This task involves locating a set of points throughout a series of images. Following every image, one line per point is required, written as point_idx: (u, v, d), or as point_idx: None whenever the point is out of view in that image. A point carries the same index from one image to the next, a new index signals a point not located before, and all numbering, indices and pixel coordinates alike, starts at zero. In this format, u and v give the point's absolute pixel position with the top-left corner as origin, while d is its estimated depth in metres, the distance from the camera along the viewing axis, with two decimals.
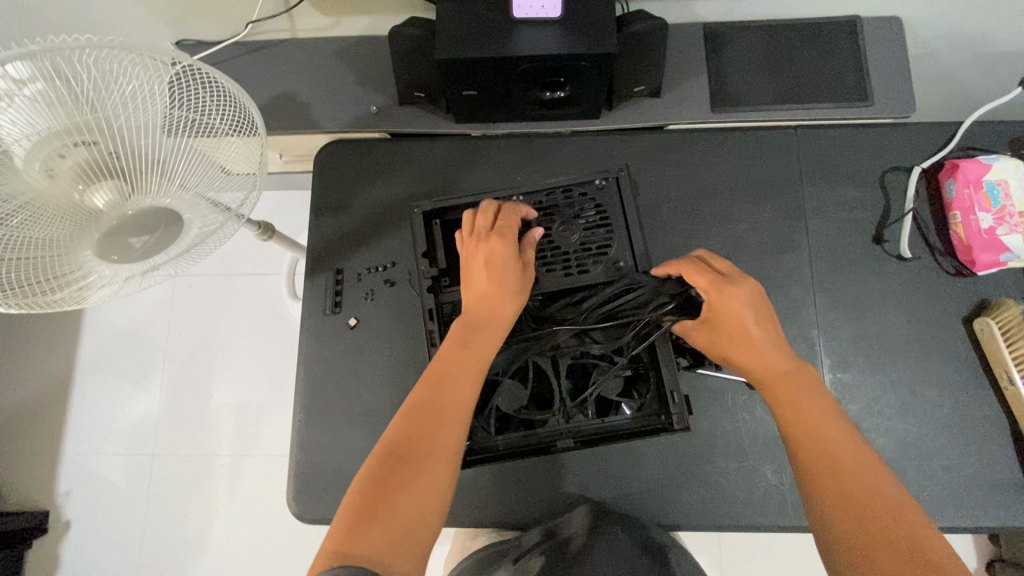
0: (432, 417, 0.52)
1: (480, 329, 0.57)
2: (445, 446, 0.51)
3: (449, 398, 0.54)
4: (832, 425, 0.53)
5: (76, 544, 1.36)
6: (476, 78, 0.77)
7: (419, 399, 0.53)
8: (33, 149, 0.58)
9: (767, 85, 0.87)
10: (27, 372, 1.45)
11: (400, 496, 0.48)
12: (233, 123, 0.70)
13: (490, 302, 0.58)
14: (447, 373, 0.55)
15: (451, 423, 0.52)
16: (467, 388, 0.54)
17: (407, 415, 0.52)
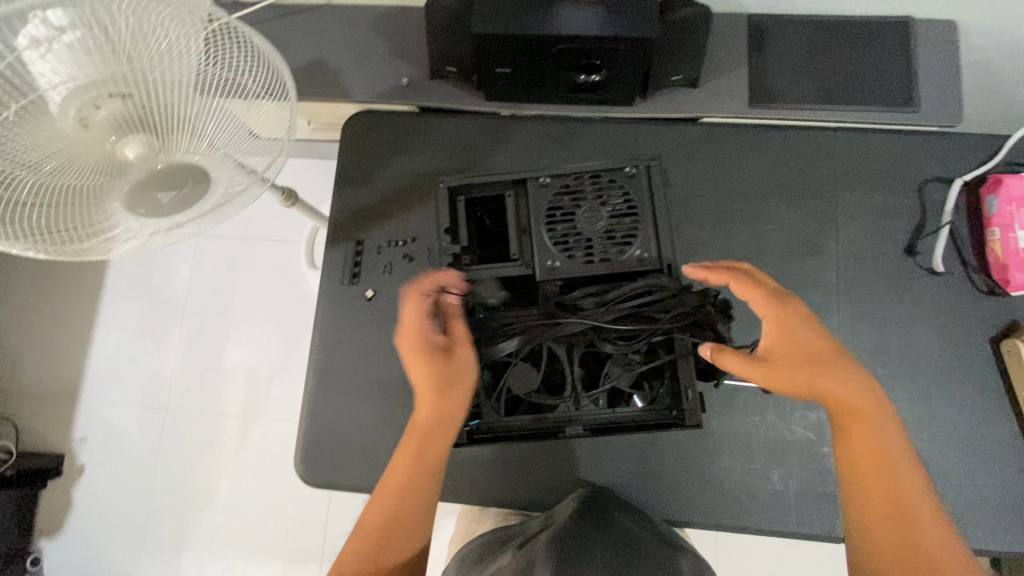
0: (385, 544, 0.53)
1: (430, 446, 0.56)
2: (400, 571, 0.53)
3: (403, 521, 0.54)
4: (905, 473, 0.55)
5: (88, 487, 1.41)
6: (511, 54, 0.76)
7: (370, 524, 0.54)
8: (68, 97, 0.57)
9: (810, 82, 0.86)
10: (51, 319, 1.48)
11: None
12: (264, 86, 0.71)
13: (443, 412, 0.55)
14: (399, 499, 0.55)
15: (406, 549, 0.54)
16: (421, 512, 0.55)
17: (359, 543, 0.53)
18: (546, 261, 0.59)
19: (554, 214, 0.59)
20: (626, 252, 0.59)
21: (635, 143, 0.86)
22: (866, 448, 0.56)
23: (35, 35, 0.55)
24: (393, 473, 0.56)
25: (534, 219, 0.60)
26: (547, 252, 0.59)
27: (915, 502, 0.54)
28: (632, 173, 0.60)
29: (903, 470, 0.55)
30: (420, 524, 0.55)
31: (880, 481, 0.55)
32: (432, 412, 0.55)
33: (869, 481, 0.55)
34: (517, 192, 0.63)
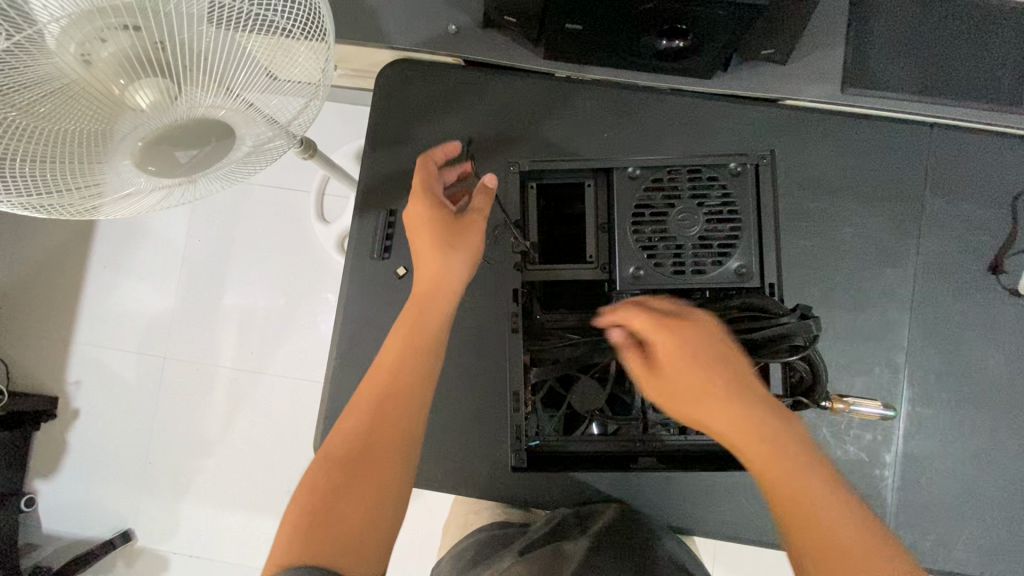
0: (373, 434, 0.50)
1: (430, 320, 0.58)
2: (391, 457, 0.49)
3: (393, 411, 0.52)
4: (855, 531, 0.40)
5: (82, 432, 1.36)
6: (585, 8, 0.65)
7: (357, 419, 0.51)
8: (68, 27, 0.47)
9: (914, 70, 0.75)
10: (41, 255, 1.39)
11: (345, 508, 0.46)
12: (305, 26, 0.60)
13: (439, 283, 0.60)
14: (390, 384, 0.53)
15: (399, 442, 0.50)
16: (413, 397, 0.53)
17: (344, 438, 0.50)
18: (627, 268, 0.52)
19: (644, 214, 0.52)
20: (720, 264, 0.52)
21: (707, 122, 0.78)
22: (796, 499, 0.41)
23: None
24: (382, 368, 0.55)
25: (620, 216, 0.53)
26: (631, 256, 0.52)
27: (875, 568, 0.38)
28: (737, 170, 0.53)
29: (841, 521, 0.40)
30: (415, 412, 0.53)
31: (823, 539, 0.39)
32: (442, 272, 0.60)
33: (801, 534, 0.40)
34: (598, 182, 0.56)
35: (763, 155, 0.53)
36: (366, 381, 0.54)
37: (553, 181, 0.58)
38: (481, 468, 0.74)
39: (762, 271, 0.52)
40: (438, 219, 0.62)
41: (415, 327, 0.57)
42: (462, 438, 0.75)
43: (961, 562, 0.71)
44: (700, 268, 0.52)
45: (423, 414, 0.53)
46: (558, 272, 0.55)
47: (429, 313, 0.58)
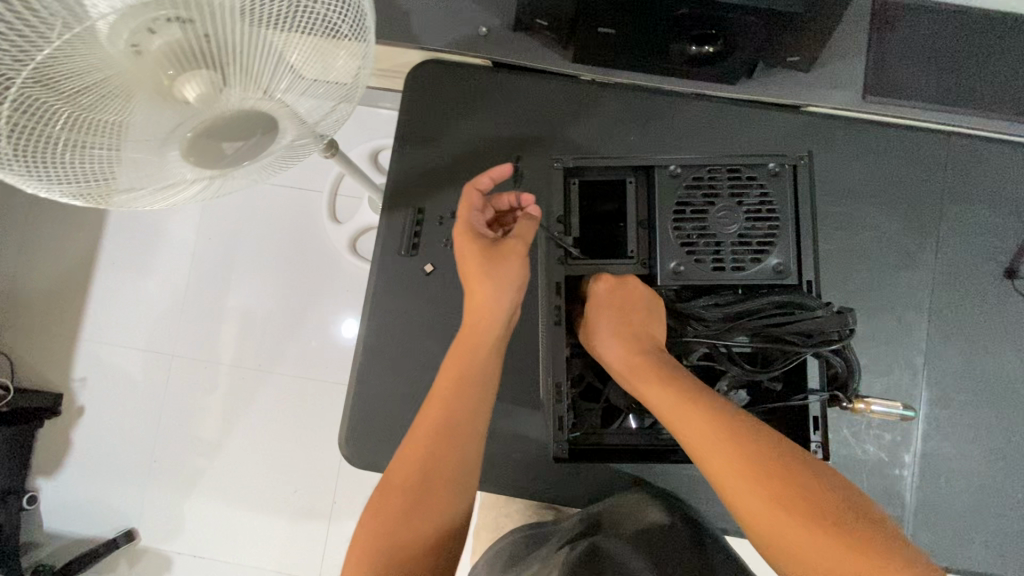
0: (433, 466, 0.55)
1: (480, 356, 0.62)
2: (451, 486, 0.55)
3: (450, 445, 0.57)
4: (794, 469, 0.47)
5: (89, 430, 1.35)
6: (619, 13, 0.66)
7: (417, 451, 0.56)
8: (118, 18, 0.47)
9: (933, 78, 0.77)
10: (51, 251, 1.38)
11: (415, 533, 0.52)
12: (348, 26, 0.61)
13: (487, 316, 0.63)
14: (445, 419, 0.58)
15: (456, 471, 0.56)
16: (466, 432, 0.58)
17: (406, 467, 0.55)
18: (668, 264, 0.53)
19: (685, 211, 0.53)
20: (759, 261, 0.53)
21: (730, 130, 0.80)
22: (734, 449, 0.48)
23: None
24: (436, 402, 0.59)
25: (661, 213, 0.54)
26: (672, 252, 0.53)
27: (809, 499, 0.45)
28: (776, 170, 0.54)
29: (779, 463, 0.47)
30: (467, 443, 0.58)
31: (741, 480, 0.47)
32: (488, 307, 0.62)
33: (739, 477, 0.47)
34: (637, 180, 0.57)
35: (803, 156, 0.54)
36: (422, 415, 0.58)
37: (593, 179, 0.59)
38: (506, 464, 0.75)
39: (800, 269, 0.53)
40: (478, 253, 0.63)
41: (463, 362, 0.61)
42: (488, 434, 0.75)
43: (979, 561, 0.72)
44: (740, 265, 0.53)
45: (475, 445, 0.58)
46: (598, 268, 0.56)
47: (478, 348, 0.62)
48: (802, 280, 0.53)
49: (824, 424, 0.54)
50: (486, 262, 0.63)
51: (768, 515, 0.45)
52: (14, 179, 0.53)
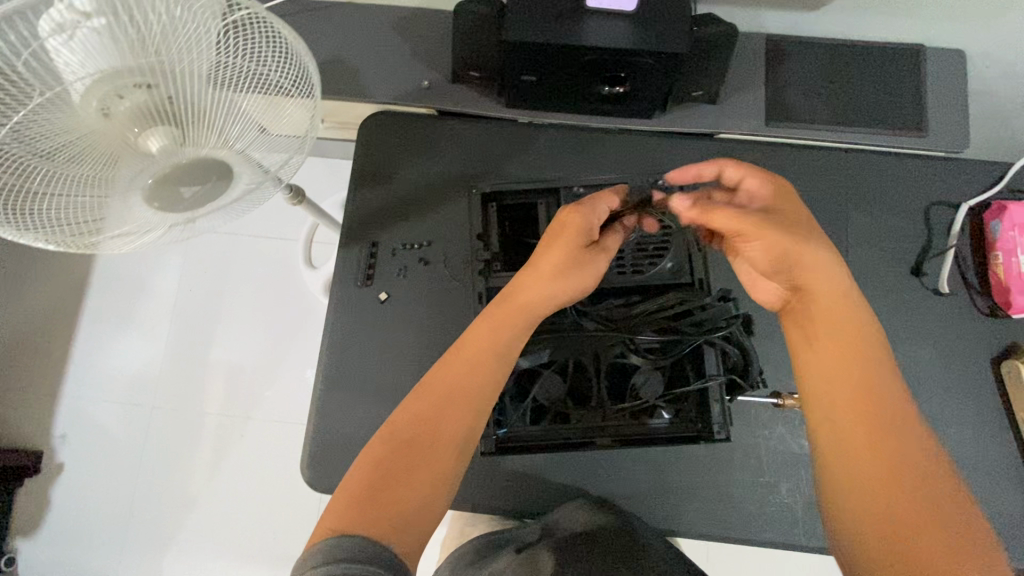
0: (427, 431, 0.54)
1: (508, 331, 0.57)
2: (443, 455, 0.53)
3: (451, 415, 0.54)
4: (901, 419, 0.48)
5: (68, 485, 1.35)
6: (536, 63, 0.76)
7: (420, 411, 0.54)
8: (91, 86, 0.56)
9: (823, 104, 0.87)
10: (37, 309, 1.43)
11: (397, 495, 0.51)
12: (293, 82, 0.69)
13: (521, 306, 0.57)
14: (451, 387, 0.55)
15: (452, 443, 0.54)
16: (470, 406, 0.55)
17: (407, 425, 0.54)
18: None
19: None
20: (657, 263, 0.64)
21: (655, 155, 0.87)
22: (847, 372, 0.49)
23: (61, 20, 0.53)
24: (448, 368, 0.56)
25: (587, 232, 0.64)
26: None
27: (909, 453, 0.46)
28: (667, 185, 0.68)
29: (891, 407, 0.48)
30: (472, 417, 0.55)
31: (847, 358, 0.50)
32: (529, 296, 0.57)
33: (843, 398, 0.49)
34: (548, 199, 0.71)
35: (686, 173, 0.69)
36: (433, 373, 0.57)
37: (510, 202, 0.73)
38: (460, 478, 0.78)
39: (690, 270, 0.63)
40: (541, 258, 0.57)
41: (488, 335, 0.57)
42: None
43: None
44: (640, 267, 0.63)
45: (479, 424, 0.55)
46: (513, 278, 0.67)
47: (509, 317, 0.57)
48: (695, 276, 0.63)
49: (728, 406, 0.61)
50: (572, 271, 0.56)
51: (840, 377, 0.49)
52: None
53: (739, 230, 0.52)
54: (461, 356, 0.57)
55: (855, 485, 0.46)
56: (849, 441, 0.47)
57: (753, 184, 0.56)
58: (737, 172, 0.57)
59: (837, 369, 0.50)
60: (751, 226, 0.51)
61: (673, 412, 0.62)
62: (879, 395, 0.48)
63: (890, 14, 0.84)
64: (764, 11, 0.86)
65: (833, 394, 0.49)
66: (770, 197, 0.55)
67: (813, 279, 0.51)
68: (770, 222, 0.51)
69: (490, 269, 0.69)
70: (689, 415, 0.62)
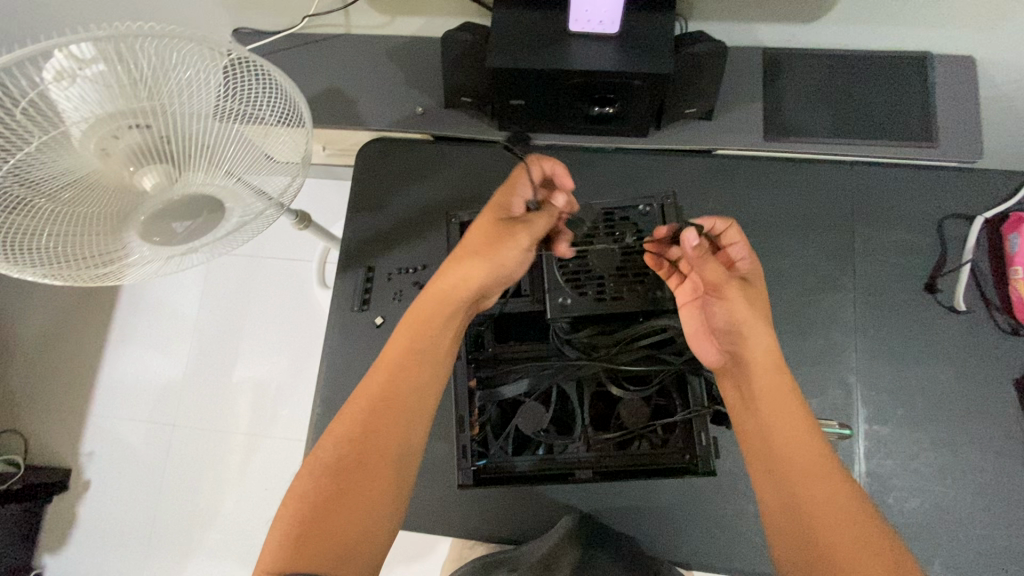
0: (356, 451, 0.54)
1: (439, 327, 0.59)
2: (381, 470, 0.54)
3: (381, 427, 0.55)
4: (821, 454, 0.52)
5: (91, 503, 1.40)
6: (522, 88, 0.76)
7: (347, 431, 0.55)
8: (89, 129, 0.58)
9: (825, 117, 0.84)
10: (64, 332, 1.49)
11: (335, 523, 0.52)
12: (281, 115, 0.71)
13: (443, 296, 0.60)
14: (383, 395, 0.56)
15: (385, 456, 0.55)
16: (397, 415, 0.56)
17: (335, 448, 0.54)
18: (557, 298, 0.64)
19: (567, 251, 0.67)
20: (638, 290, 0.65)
21: (647, 177, 0.87)
22: (773, 412, 0.54)
23: (62, 67, 0.54)
24: (375, 380, 0.57)
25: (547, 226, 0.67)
26: (559, 290, 0.64)
27: (829, 483, 0.50)
28: (646, 211, 0.69)
29: (811, 444, 0.53)
30: (405, 425, 0.56)
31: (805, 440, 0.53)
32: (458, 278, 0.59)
33: (770, 436, 0.54)
34: None
35: (666, 198, 0.69)
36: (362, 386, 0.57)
37: None
38: (454, 504, 0.77)
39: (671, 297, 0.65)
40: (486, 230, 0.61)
41: (417, 338, 0.58)
42: (436, 477, 0.77)
43: None
44: (620, 295, 0.64)
45: (412, 433, 0.57)
46: None
47: (439, 313, 0.60)
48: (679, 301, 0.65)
49: (713, 436, 0.63)
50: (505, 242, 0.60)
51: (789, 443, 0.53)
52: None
53: (721, 289, 0.58)
54: (388, 363, 0.58)
55: (790, 518, 0.51)
56: (779, 476, 0.52)
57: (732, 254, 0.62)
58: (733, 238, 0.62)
59: (767, 408, 0.55)
60: (732, 292, 0.57)
61: (655, 441, 0.63)
62: (801, 435, 0.53)
63: (893, 23, 0.80)
64: (759, 24, 0.83)
65: (764, 433, 0.54)
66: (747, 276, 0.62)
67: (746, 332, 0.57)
68: (745, 292, 0.58)
69: None
70: (673, 444, 0.63)
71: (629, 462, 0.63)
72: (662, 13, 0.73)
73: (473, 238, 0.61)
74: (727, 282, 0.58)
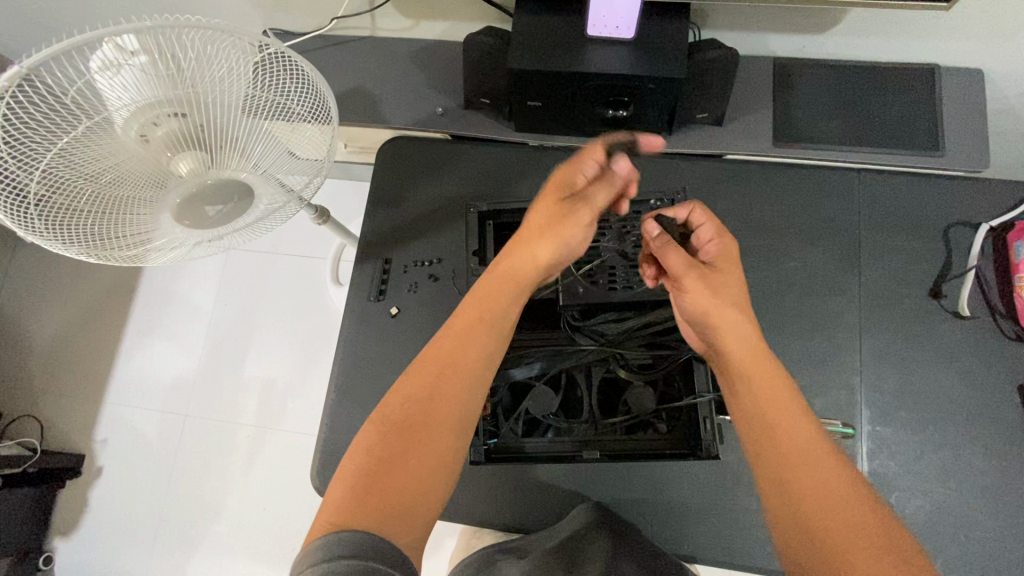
0: (424, 412, 0.53)
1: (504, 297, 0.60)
2: (442, 431, 0.53)
3: (446, 391, 0.55)
4: (815, 444, 0.52)
5: (104, 488, 1.42)
6: (540, 90, 0.80)
7: (412, 391, 0.54)
8: (130, 116, 0.62)
9: (834, 125, 0.86)
10: (85, 320, 1.53)
11: (398, 479, 0.50)
12: (310, 110, 0.74)
13: (512, 274, 0.61)
14: (450, 359, 0.56)
15: (449, 419, 0.54)
16: (463, 380, 0.55)
17: (401, 407, 0.54)
18: (571, 287, 0.66)
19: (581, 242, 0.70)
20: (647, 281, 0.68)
21: (658, 177, 0.89)
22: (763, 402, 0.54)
23: (108, 59, 0.58)
24: (441, 345, 0.57)
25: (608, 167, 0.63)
26: (573, 279, 0.67)
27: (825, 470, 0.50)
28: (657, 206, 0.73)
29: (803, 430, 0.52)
30: (469, 388, 0.56)
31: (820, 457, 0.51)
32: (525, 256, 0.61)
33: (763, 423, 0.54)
34: None
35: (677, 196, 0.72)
36: (429, 350, 0.57)
37: (506, 222, 0.80)
38: (462, 491, 0.78)
39: None
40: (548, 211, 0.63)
41: (484, 305, 0.59)
42: None
43: None
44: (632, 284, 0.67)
45: (474, 397, 0.56)
46: None
47: (506, 283, 0.60)
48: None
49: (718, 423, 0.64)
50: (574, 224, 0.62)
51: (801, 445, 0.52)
52: (33, 238, 0.62)
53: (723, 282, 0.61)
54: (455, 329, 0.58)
55: (789, 510, 0.49)
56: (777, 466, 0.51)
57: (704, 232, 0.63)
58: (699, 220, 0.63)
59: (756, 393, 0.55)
60: (690, 283, 0.59)
61: (661, 427, 0.66)
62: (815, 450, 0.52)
63: (901, 35, 0.83)
64: (770, 34, 0.86)
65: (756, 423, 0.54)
66: (717, 252, 0.61)
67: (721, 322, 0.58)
68: (705, 279, 0.58)
69: None
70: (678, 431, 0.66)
71: (635, 447, 0.66)
72: (676, 21, 0.76)
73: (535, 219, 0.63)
74: (685, 273, 0.59)
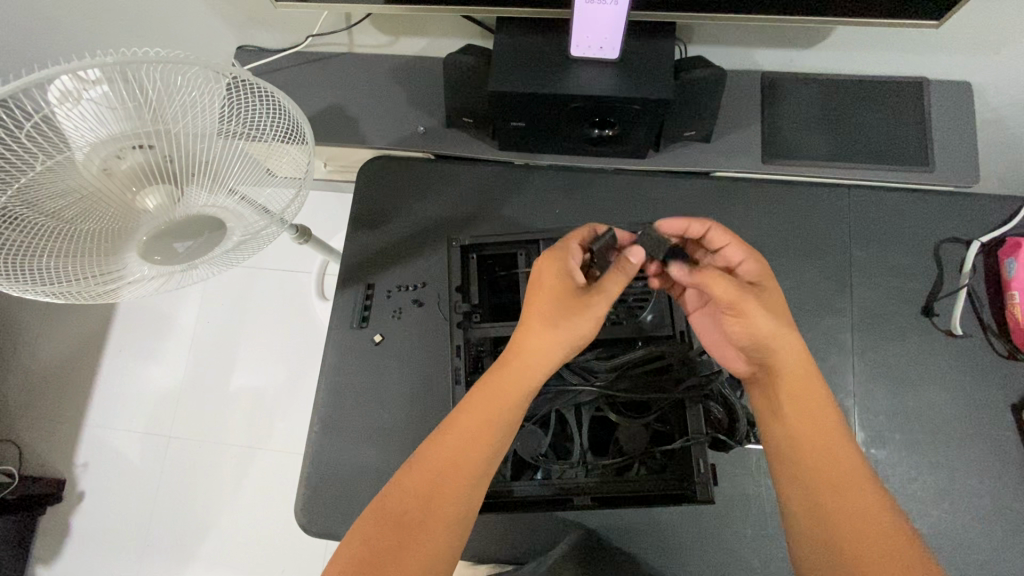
0: (421, 513, 0.52)
1: (509, 408, 0.55)
2: (439, 532, 0.52)
3: (445, 491, 0.53)
4: (848, 456, 0.54)
5: (85, 514, 1.38)
6: (524, 111, 0.77)
7: (413, 485, 0.53)
8: (92, 150, 0.58)
9: (824, 141, 0.84)
10: (62, 341, 1.48)
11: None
12: (284, 133, 0.70)
13: (523, 368, 0.56)
14: (453, 457, 0.54)
15: (448, 519, 0.52)
16: (467, 484, 0.53)
17: (400, 501, 0.52)
18: None
19: None
20: (636, 316, 0.69)
21: (646, 197, 0.87)
22: (796, 410, 0.57)
23: (66, 90, 0.54)
24: (446, 439, 0.55)
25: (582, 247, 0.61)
26: None
27: (862, 494, 0.53)
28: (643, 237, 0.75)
29: (848, 458, 0.54)
30: (470, 494, 0.53)
31: (848, 482, 0.53)
32: (534, 349, 0.56)
33: (798, 443, 0.56)
34: (527, 249, 0.77)
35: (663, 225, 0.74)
36: (434, 440, 0.55)
37: (490, 251, 0.78)
38: None
39: (671, 322, 0.69)
40: (549, 300, 0.58)
41: (492, 404, 0.55)
42: None
43: None
44: (621, 319, 0.69)
45: (475, 498, 0.54)
46: (496, 327, 0.72)
47: (515, 386, 0.56)
48: (673, 326, 0.69)
49: (711, 464, 0.63)
50: (546, 327, 0.56)
51: (827, 468, 0.54)
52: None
53: (766, 303, 0.57)
54: (464, 425, 0.55)
55: (825, 536, 0.52)
56: (807, 483, 0.54)
57: (735, 252, 0.60)
58: (723, 239, 0.60)
59: (798, 414, 0.56)
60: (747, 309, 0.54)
61: (653, 467, 0.65)
62: (848, 474, 0.54)
63: (889, 49, 0.81)
64: (756, 49, 0.84)
65: (794, 442, 0.56)
66: (757, 271, 0.59)
67: (776, 343, 0.55)
68: (759, 300, 0.56)
69: (471, 320, 0.73)
70: (671, 473, 0.65)
71: (628, 489, 0.64)
72: (661, 40, 0.74)
73: (536, 324, 0.56)
74: (740, 297, 0.55)
